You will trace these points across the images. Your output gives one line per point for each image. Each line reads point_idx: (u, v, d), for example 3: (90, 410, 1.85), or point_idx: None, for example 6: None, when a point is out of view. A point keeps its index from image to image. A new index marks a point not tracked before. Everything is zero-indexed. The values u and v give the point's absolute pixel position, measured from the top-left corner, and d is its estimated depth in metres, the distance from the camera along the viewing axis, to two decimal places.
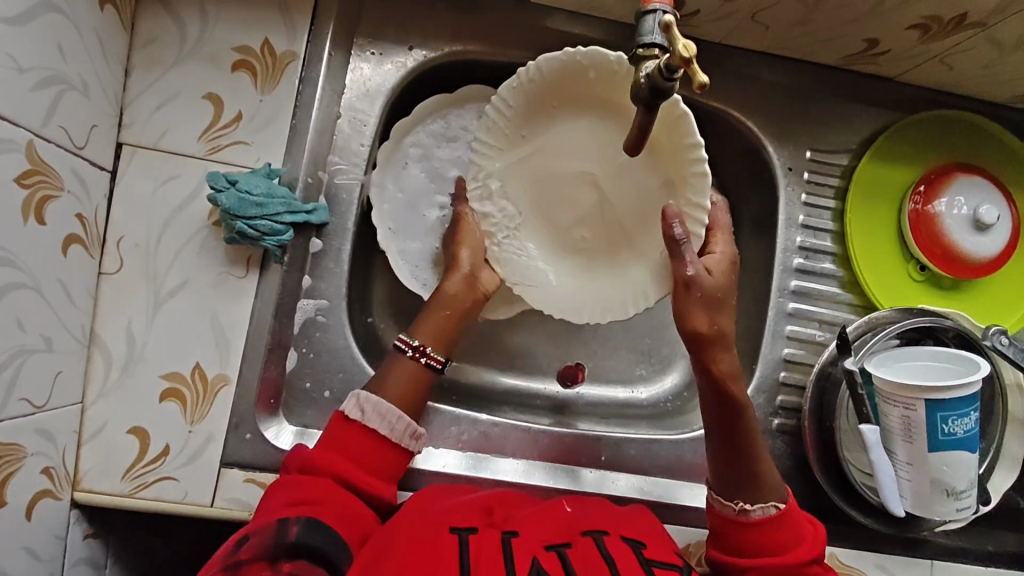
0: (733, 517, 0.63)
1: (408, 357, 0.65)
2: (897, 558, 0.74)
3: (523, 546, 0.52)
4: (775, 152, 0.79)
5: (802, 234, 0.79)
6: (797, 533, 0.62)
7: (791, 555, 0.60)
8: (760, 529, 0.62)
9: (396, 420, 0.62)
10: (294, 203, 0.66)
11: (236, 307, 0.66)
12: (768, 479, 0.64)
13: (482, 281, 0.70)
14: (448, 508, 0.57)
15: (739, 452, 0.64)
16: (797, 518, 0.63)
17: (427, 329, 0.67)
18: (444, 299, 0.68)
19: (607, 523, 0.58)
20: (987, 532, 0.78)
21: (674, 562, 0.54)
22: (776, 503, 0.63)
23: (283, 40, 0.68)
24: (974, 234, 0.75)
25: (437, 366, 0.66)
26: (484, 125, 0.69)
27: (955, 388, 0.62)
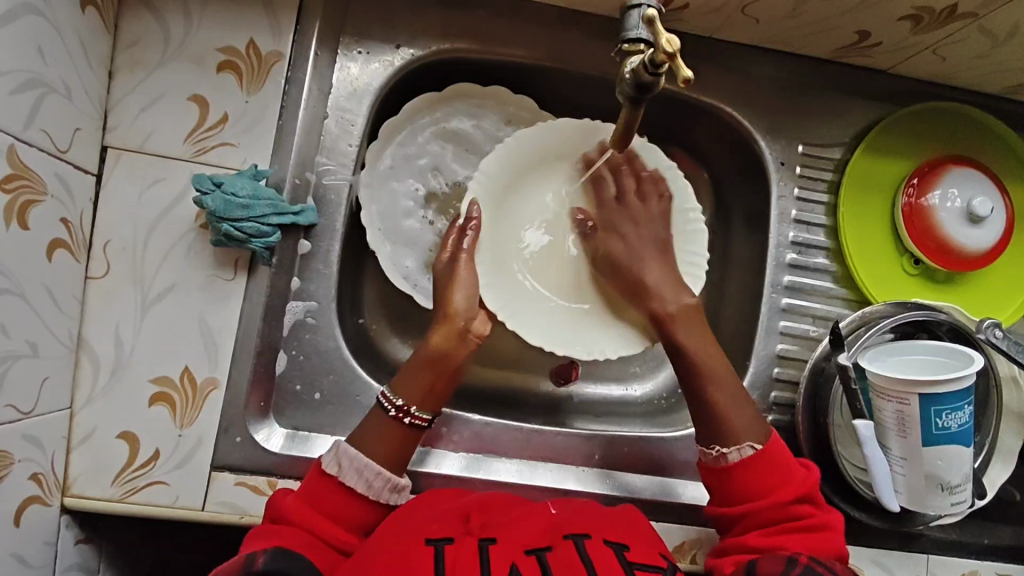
0: (715, 465, 0.64)
1: (389, 416, 0.62)
2: (892, 552, 0.74)
3: (500, 553, 0.51)
4: (767, 147, 0.78)
5: (795, 229, 0.78)
6: (784, 471, 0.62)
7: (776, 494, 0.61)
8: (738, 471, 0.62)
9: (373, 475, 0.60)
10: (282, 205, 0.66)
11: (225, 311, 0.65)
12: (737, 417, 0.64)
13: (473, 330, 0.66)
14: (426, 519, 0.57)
15: (695, 394, 0.65)
16: (775, 454, 0.63)
17: (414, 389, 0.63)
18: (430, 354, 0.64)
19: (592, 525, 0.57)
20: (984, 525, 0.78)
21: (658, 563, 0.54)
22: (752, 444, 0.63)
23: (268, 39, 0.68)
24: (969, 227, 0.74)
25: (421, 425, 0.63)
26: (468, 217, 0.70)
27: (947, 382, 0.61)
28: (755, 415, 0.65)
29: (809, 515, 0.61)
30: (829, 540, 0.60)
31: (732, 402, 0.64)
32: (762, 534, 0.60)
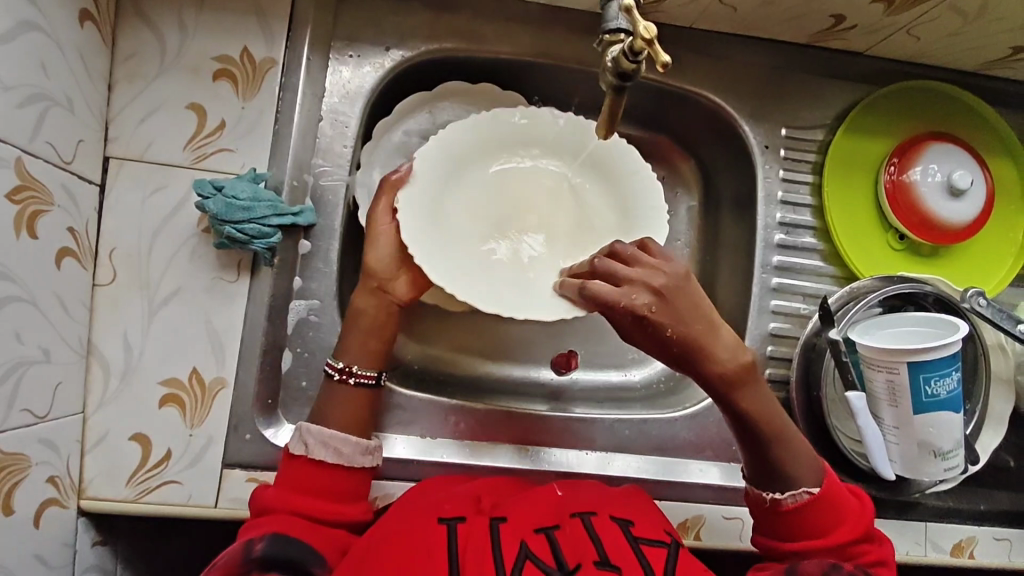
0: (765, 504, 0.63)
1: (336, 380, 0.64)
2: (891, 522, 0.76)
3: (511, 532, 0.54)
4: (750, 131, 0.80)
5: (781, 210, 0.80)
6: (842, 512, 0.61)
7: (830, 538, 0.60)
8: (793, 515, 0.61)
9: (341, 442, 0.61)
10: (281, 206, 0.67)
11: (230, 311, 0.67)
12: (797, 463, 0.62)
13: (393, 291, 0.67)
14: (441, 497, 0.59)
15: (762, 447, 0.62)
16: (830, 499, 0.61)
17: (354, 349, 0.65)
18: (359, 315, 0.66)
19: (597, 502, 0.60)
20: (979, 492, 0.79)
21: (662, 538, 0.57)
22: (809, 488, 0.61)
23: (261, 47, 0.70)
24: (951, 201, 0.77)
25: (369, 382, 0.65)
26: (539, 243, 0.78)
27: (933, 350, 0.64)
28: (814, 461, 0.63)
29: (866, 552, 0.60)
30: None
31: (796, 447, 0.63)
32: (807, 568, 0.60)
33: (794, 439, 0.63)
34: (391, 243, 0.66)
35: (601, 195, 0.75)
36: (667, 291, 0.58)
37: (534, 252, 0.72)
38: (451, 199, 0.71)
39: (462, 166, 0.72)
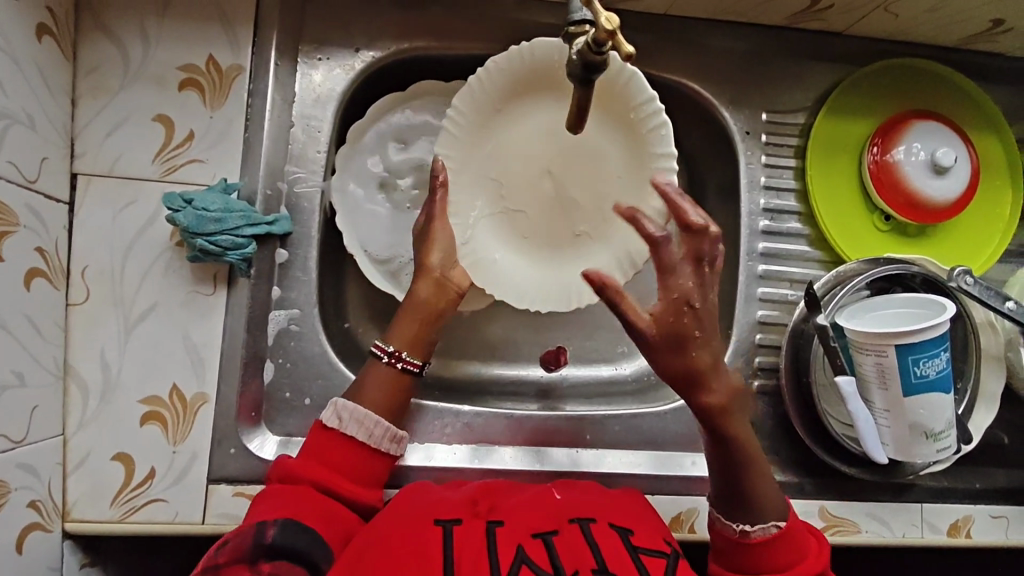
0: (734, 537, 0.61)
1: (383, 363, 0.63)
2: (887, 505, 0.75)
3: (508, 535, 0.54)
4: (731, 117, 0.79)
5: (765, 196, 0.79)
6: (804, 548, 0.61)
7: (792, 573, 0.59)
8: (759, 548, 0.61)
9: (373, 425, 0.61)
10: (254, 216, 0.66)
11: (208, 325, 0.66)
12: (766, 495, 0.62)
13: (452, 281, 0.65)
14: (438, 500, 0.59)
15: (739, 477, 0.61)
16: (795, 536, 0.61)
17: (405, 333, 0.64)
18: (416, 303, 0.65)
19: (597, 508, 0.60)
20: (973, 470, 0.79)
21: (660, 548, 0.56)
22: (777, 522, 0.61)
23: (227, 54, 0.69)
24: (935, 178, 0.76)
25: (414, 370, 0.64)
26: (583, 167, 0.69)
27: (921, 331, 0.63)
28: (779, 495, 0.63)
29: None
30: None
31: (766, 480, 0.62)
32: None
33: (766, 479, 0.62)
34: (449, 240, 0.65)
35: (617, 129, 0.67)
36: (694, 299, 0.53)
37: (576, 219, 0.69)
38: (476, 183, 0.68)
39: (475, 136, 0.67)
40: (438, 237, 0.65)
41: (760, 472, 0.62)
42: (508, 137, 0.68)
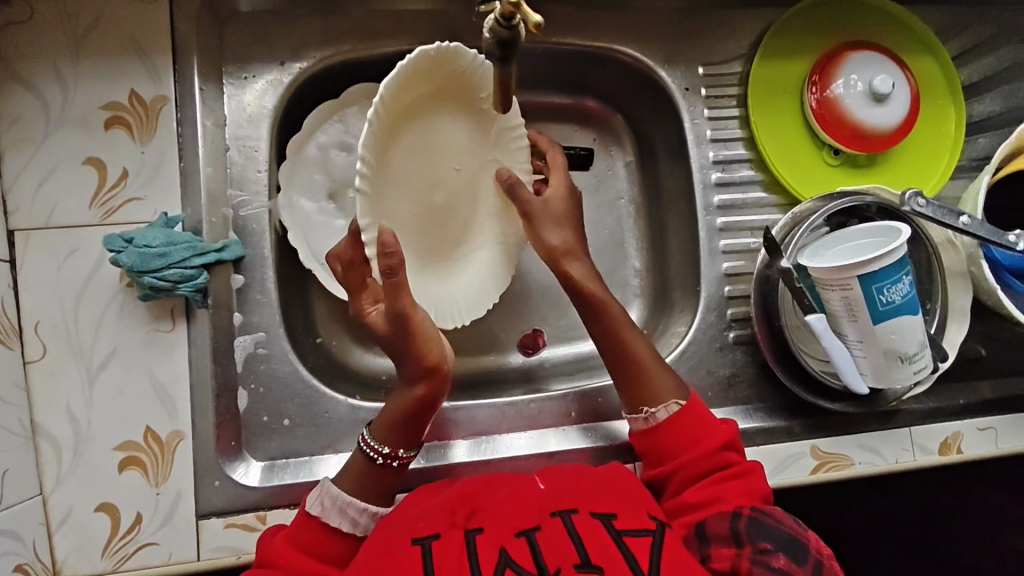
0: (644, 427, 0.69)
1: (378, 464, 0.63)
2: (876, 433, 0.76)
3: (488, 540, 0.54)
4: (668, 76, 0.79)
5: (714, 148, 0.80)
6: (707, 421, 0.68)
7: (702, 446, 0.67)
8: (667, 425, 0.68)
9: (358, 511, 0.62)
10: (201, 244, 0.65)
11: (172, 362, 0.65)
12: (656, 374, 0.69)
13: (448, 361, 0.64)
14: (416, 515, 0.59)
15: (626, 363, 0.70)
16: (697, 409, 0.69)
17: (399, 435, 0.63)
18: (408, 401, 0.63)
19: (578, 497, 0.60)
20: (956, 386, 0.80)
21: (645, 527, 0.57)
22: (676, 400, 0.68)
23: (149, 86, 0.67)
24: (874, 106, 0.76)
25: (409, 462, 0.65)
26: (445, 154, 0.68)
27: (879, 259, 0.63)
28: (673, 376, 0.71)
29: (733, 461, 0.67)
30: (753, 481, 0.66)
31: (633, 336, 0.71)
32: (696, 489, 0.65)
33: (638, 352, 0.70)
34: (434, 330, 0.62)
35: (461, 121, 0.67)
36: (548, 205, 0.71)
37: (458, 221, 0.71)
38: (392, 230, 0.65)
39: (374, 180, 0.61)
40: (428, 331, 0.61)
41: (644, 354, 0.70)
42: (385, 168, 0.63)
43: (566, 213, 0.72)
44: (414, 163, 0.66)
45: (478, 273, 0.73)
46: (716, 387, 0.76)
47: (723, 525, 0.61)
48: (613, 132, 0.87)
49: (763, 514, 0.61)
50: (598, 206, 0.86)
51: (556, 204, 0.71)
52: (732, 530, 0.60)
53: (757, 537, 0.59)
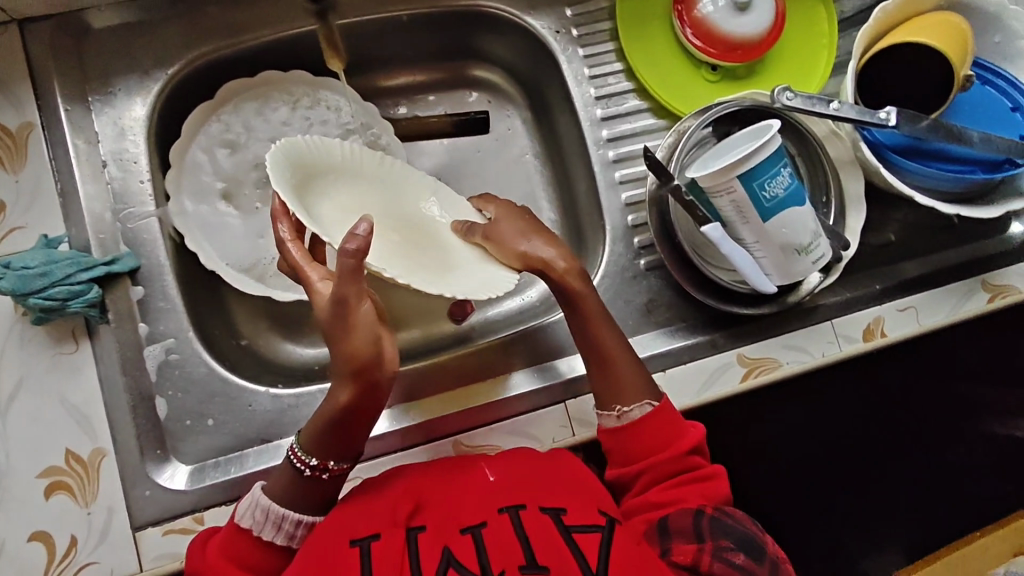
0: (617, 425, 0.66)
1: (305, 476, 0.60)
2: (797, 332, 0.78)
3: (432, 539, 0.54)
4: (537, 23, 0.80)
5: (594, 85, 0.80)
6: (679, 426, 0.66)
7: (674, 449, 0.64)
8: (640, 427, 0.65)
9: (292, 524, 0.59)
10: (86, 260, 0.65)
11: (82, 381, 0.65)
12: (630, 376, 0.67)
13: (387, 360, 0.58)
14: (358, 513, 0.58)
15: (604, 366, 0.68)
16: (671, 411, 0.66)
17: (321, 443, 0.60)
18: (349, 410, 0.59)
19: (528, 490, 0.59)
20: (871, 274, 0.82)
21: (596, 522, 0.57)
22: (650, 400, 0.66)
23: (13, 116, 0.67)
24: (741, 15, 0.77)
25: (341, 472, 0.61)
26: (394, 215, 0.69)
27: (753, 156, 0.64)
28: (648, 376, 0.68)
29: (700, 466, 0.65)
30: (719, 485, 0.64)
31: (609, 334, 0.68)
32: (661, 489, 0.63)
33: (613, 349, 0.68)
34: (373, 323, 0.56)
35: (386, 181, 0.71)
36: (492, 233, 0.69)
37: (435, 252, 0.67)
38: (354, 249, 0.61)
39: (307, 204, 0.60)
40: (361, 323, 0.55)
41: (619, 353, 0.68)
42: (329, 210, 0.63)
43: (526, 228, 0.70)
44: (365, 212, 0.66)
45: (478, 283, 0.66)
46: (635, 315, 0.77)
47: (685, 521, 0.60)
48: (502, 90, 0.88)
49: (727, 516, 0.60)
50: (500, 164, 0.87)
51: (511, 223, 0.70)
52: (694, 528, 0.59)
53: (717, 536, 0.58)
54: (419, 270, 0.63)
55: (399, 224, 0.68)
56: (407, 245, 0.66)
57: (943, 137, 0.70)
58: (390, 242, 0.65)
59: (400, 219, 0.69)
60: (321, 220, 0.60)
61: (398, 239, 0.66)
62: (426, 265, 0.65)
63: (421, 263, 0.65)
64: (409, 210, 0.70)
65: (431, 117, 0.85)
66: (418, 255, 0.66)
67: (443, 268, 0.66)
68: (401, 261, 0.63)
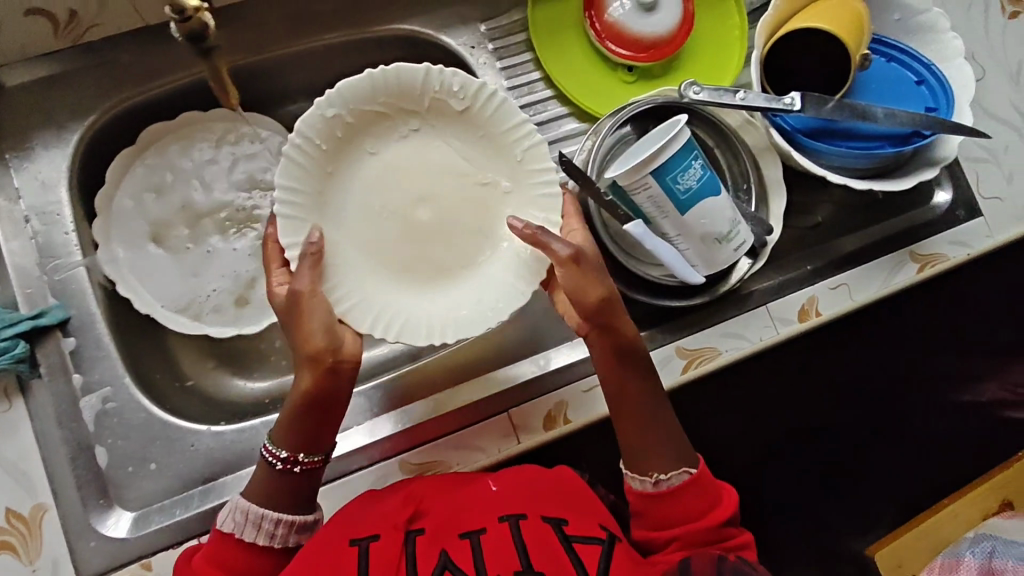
0: (650, 492, 0.65)
1: (275, 469, 0.62)
2: (733, 319, 0.79)
3: (428, 543, 0.58)
4: (452, 40, 0.82)
5: (514, 96, 0.82)
6: (717, 494, 0.65)
7: (710, 517, 0.63)
8: (676, 495, 0.64)
9: (276, 522, 0.60)
10: (12, 316, 0.66)
11: (18, 438, 0.65)
12: (668, 445, 0.67)
13: (343, 352, 0.62)
14: (365, 514, 0.62)
15: (649, 425, 0.67)
16: (710, 483, 0.65)
17: (298, 430, 0.62)
18: (312, 397, 0.62)
19: (530, 500, 0.62)
20: (801, 256, 0.84)
21: (596, 535, 0.60)
22: (687, 468, 0.65)
23: None
24: (647, 16, 0.79)
25: (313, 468, 0.63)
26: (441, 182, 0.68)
27: (664, 150, 0.66)
28: (684, 442, 0.68)
29: (733, 535, 0.64)
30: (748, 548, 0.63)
31: (649, 395, 0.68)
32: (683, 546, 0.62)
33: (653, 411, 0.67)
34: (321, 313, 0.60)
35: (469, 133, 0.68)
36: (582, 260, 0.64)
37: (450, 242, 0.68)
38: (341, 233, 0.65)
39: (324, 182, 0.65)
40: (306, 310, 0.60)
41: (660, 418, 0.68)
42: (353, 180, 0.66)
43: (604, 272, 0.66)
44: (397, 188, 0.67)
45: (468, 295, 0.66)
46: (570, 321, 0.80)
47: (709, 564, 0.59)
48: None
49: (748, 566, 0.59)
50: None
51: (593, 257, 0.66)
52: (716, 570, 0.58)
53: None
54: (401, 270, 0.67)
55: (440, 197, 0.68)
56: (422, 231, 0.68)
57: (849, 116, 0.71)
58: (402, 223, 0.67)
59: (451, 186, 0.68)
60: (336, 188, 0.66)
61: (425, 210, 0.68)
62: (414, 271, 0.67)
63: (403, 265, 0.67)
64: (460, 181, 0.69)
65: None
66: (426, 248, 0.67)
67: (451, 268, 0.67)
68: (392, 259, 0.66)
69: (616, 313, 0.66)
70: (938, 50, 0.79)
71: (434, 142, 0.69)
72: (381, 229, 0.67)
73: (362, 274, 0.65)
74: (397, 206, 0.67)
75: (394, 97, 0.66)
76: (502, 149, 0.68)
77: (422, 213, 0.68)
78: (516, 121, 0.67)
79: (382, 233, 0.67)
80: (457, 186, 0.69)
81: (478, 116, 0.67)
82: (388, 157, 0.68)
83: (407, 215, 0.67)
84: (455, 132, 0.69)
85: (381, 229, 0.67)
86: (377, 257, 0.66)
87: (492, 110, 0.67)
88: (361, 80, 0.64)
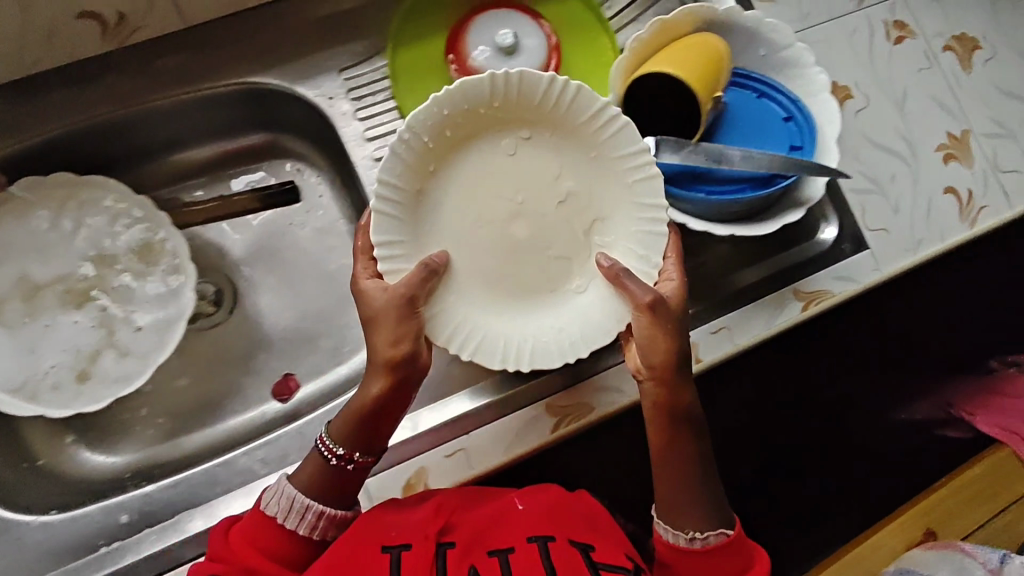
0: (682, 546, 0.64)
1: (331, 465, 0.63)
2: (608, 370, 0.76)
3: (458, 559, 0.56)
4: (306, 90, 0.79)
5: (375, 146, 0.78)
6: (743, 554, 0.64)
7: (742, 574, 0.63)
8: (710, 553, 0.64)
9: (313, 513, 0.62)
10: None
11: None
12: (708, 502, 0.65)
13: (420, 354, 0.64)
14: (401, 520, 0.60)
15: (697, 480, 0.66)
16: (741, 547, 0.64)
17: (354, 433, 0.63)
18: (378, 409, 0.64)
19: (558, 522, 0.61)
20: None
21: (621, 564, 0.58)
22: (725, 529, 0.65)
23: None
24: (511, 61, 0.77)
25: (365, 464, 0.65)
26: (538, 200, 0.67)
27: None
28: (722, 500, 0.67)
29: None
30: None
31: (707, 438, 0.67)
32: None
33: (688, 469, 0.66)
34: (387, 334, 0.62)
35: (570, 149, 0.67)
36: (658, 306, 0.62)
37: (539, 263, 0.68)
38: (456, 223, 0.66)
39: (416, 198, 0.65)
40: (390, 323, 0.61)
41: (708, 473, 0.67)
42: (460, 181, 0.66)
43: (684, 317, 0.65)
44: (501, 197, 0.66)
45: (562, 321, 0.67)
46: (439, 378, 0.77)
47: None
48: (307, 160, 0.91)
49: None
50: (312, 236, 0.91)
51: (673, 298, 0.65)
52: None
53: None
54: (501, 292, 0.67)
55: (536, 205, 0.67)
56: (543, 235, 0.67)
57: (704, 161, 0.70)
58: (495, 243, 0.67)
59: (538, 196, 0.67)
60: (428, 200, 0.65)
61: (535, 215, 0.67)
62: (493, 296, 0.67)
63: (552, 249, 0.68)
64: (550, 198, 0.67)
65: (236, 197, 0.87)
66: (524, 262, 0.67)
67: (521, 295, 0.67)
68: (494, 279, 0.67)
69: (666, 365, 0.64)
70: (804, 84, 0.77)
71: (533, 151, 0.67)
72: (476, 246, 0.66)
73: (456, 303, 0.65)
74: (495, 224, 0.66)
75: (508, 102, 0.65)
76: (602, 155, 0.66)
77: (544, 213, 0.67)
78: (636, 148, 0.65)
79: (486, 244, 0.66)
80: (543, 209, 0.67)
81: (583, 129, 0.66)
82: (480, 163, 0.66)
83: (511, 229, 0.66)
84: (560, 142, 0.67)
85: (459, 255, 0.66)
86: (478, 281, 0.66)
87: (608, 134, 0.65)
88: (475, 82, 0.62)
